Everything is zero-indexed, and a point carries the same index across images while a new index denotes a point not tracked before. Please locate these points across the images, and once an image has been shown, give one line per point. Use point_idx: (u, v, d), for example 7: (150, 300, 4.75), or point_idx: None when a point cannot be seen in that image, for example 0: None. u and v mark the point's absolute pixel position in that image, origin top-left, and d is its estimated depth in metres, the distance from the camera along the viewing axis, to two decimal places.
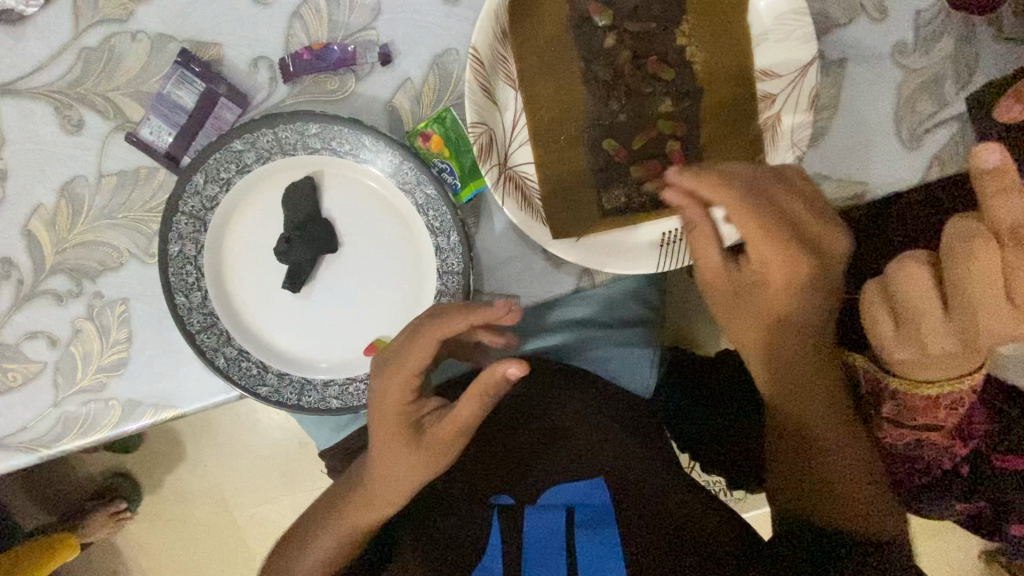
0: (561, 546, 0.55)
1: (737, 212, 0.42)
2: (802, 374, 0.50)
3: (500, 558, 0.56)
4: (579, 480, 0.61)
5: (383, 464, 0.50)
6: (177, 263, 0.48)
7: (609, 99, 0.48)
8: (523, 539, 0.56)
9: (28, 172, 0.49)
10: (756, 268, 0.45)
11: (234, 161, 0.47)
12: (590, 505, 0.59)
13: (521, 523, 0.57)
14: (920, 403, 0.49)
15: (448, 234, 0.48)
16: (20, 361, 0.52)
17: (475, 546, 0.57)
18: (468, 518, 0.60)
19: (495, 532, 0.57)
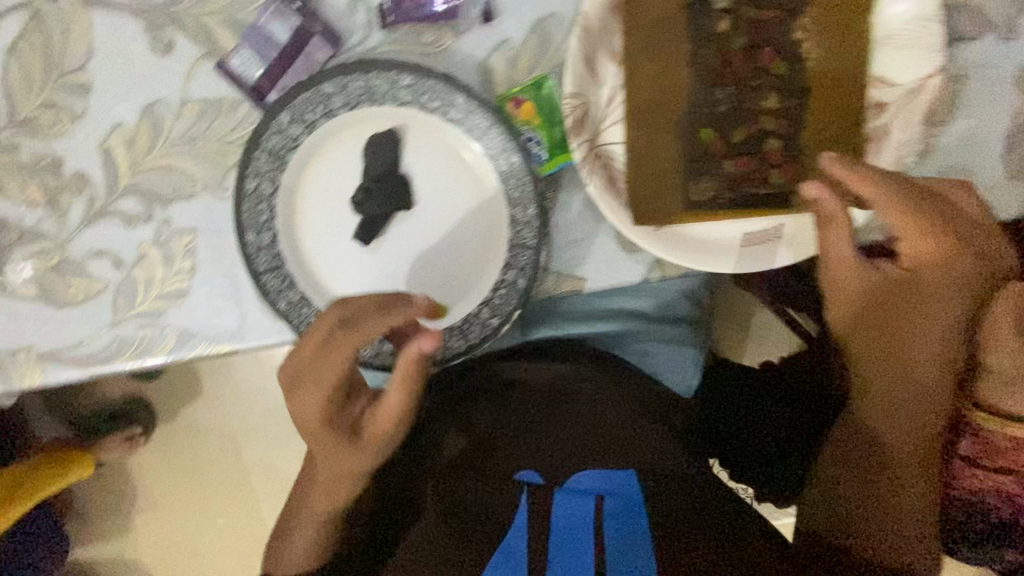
0: (589, 536, 0.54)
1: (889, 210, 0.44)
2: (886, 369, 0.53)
3: (525, 538, 0.54)
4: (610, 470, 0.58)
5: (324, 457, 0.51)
6: (251, 199, 0.47)
7: (714, 86, 0.46)
8: (551, 521, 0.55)
9: (112, 89, 0.48)
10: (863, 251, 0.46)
11: (321, 104, 0.46)
12: (621, 497, 0.56)
13: (549, 508, 0.55)
14: (1005, 445, 0.50)
15: (526, 206, 0.47)
16: (82, 277, 0.52)
17: (502, 521, 0.56)
18: (493, 491, 0.58)
19: (522, 510, 0.55)
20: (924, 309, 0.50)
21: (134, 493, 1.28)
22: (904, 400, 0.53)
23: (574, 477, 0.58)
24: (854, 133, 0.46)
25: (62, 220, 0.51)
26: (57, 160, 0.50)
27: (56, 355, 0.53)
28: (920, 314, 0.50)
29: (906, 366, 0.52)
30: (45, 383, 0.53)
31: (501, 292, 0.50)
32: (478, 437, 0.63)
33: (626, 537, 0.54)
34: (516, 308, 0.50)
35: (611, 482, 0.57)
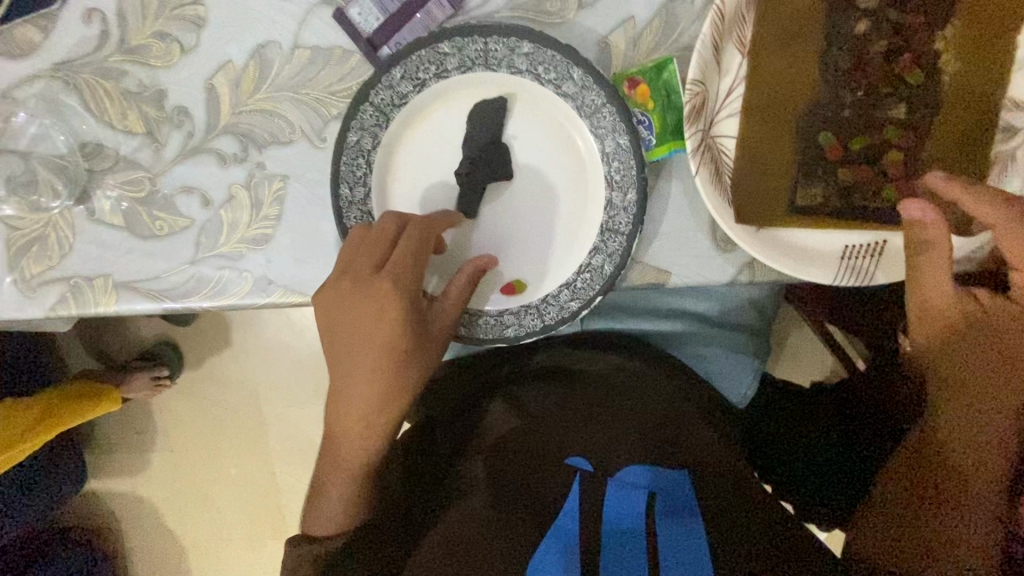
0: (641, 528, 0.52)
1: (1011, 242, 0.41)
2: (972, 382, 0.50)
3: (576, 522, 0.52)
4: (662, 467, 0.58)
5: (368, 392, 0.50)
6: (351, 152, 0.47)
7: (841, 89, 0.44)
8: (603, 513, 0.52)
9: (225, 26, 0.48)
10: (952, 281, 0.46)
11: (435, 63, 0.45)
12: (672, 494, 0.55)
13: (601, 492, 0.54)
14: None
15: (626, 191, 0.46)
16: (169, 211, 0.52)
17: (552, 504, 0.54)
18: (543, 470, 0.57)
19: (573, 493, 0.54)
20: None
21: (155, 433, 1.30)
22: (991, 439, 0.51)
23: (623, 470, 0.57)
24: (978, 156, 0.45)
25: (158, 152, 0.51)
26: (161, 91, 0.50)
27: (133, 285, 0.53)
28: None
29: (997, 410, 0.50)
30: (119, 312, 0.53)
31: (585, 276, 0.49)
32: (528, 416, 0.62)
33: (678, 527, 0.52)
34: (598, 294, 0.49)
35: (657, 476, 0.57)
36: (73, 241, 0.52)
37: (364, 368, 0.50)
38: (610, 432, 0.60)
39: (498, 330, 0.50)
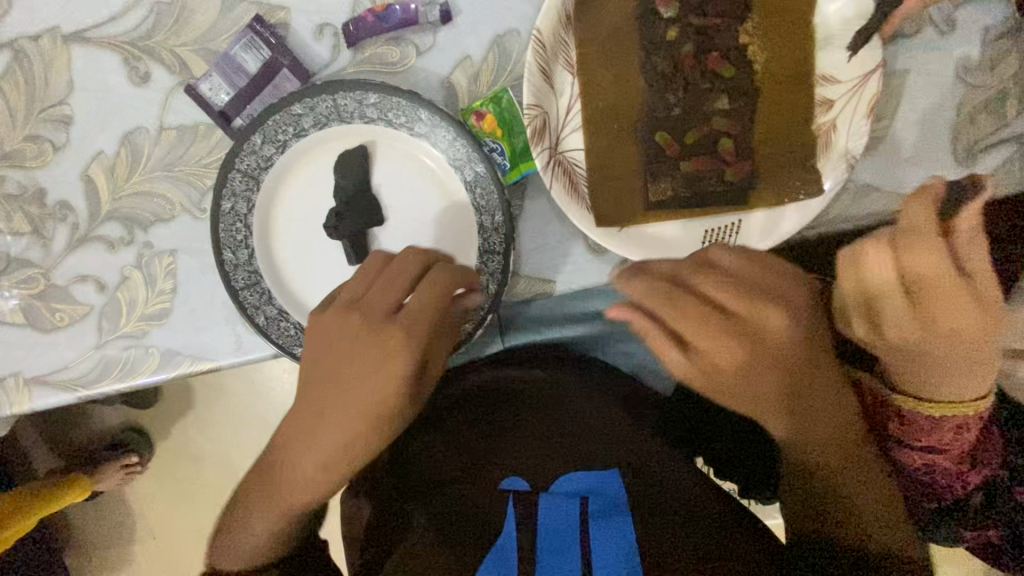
0: (575, 539, 0.54)
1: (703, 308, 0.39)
2: (808, 389, 0.42)
3: (513, 539, 0.55)
4: (594, 471, 0.60)
5: (283, 444, 0.43)
6: (228, 219, 0.49)
7: (666, 91, 0.48)
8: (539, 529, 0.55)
9: (91, 120, 0.50)
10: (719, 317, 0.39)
11: (291, 125, 0.48)
12: (605, 498, 0.58)
13: (535, 510, 0.56)
14: (920, 421, 0.47)
15: (493, 214, 0.49)
16: (67, 302, 0.54)
17: (494, 526, 0.56)
18: (482, 503, 0.58)
19: (511, 518, 0.56)
20: (814, 337, 0.41)
21: (131, 521, 1.28)
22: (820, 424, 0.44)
23: (561, 478, 0.60)
24: (802, 130, 0.49)
25: (47, 247, 0.53)
26: (42, 190, 0.51)
27: (44, 379, 0.54)
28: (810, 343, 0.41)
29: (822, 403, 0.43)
30: (34, 408, 0.54)
31: None
32: (458, 449, 0.63)
33: (613, 534, 0.54)
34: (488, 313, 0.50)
35: (597, 481, 0.59)
36: None
37: (317, 402, 0.43)
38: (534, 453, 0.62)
39: None
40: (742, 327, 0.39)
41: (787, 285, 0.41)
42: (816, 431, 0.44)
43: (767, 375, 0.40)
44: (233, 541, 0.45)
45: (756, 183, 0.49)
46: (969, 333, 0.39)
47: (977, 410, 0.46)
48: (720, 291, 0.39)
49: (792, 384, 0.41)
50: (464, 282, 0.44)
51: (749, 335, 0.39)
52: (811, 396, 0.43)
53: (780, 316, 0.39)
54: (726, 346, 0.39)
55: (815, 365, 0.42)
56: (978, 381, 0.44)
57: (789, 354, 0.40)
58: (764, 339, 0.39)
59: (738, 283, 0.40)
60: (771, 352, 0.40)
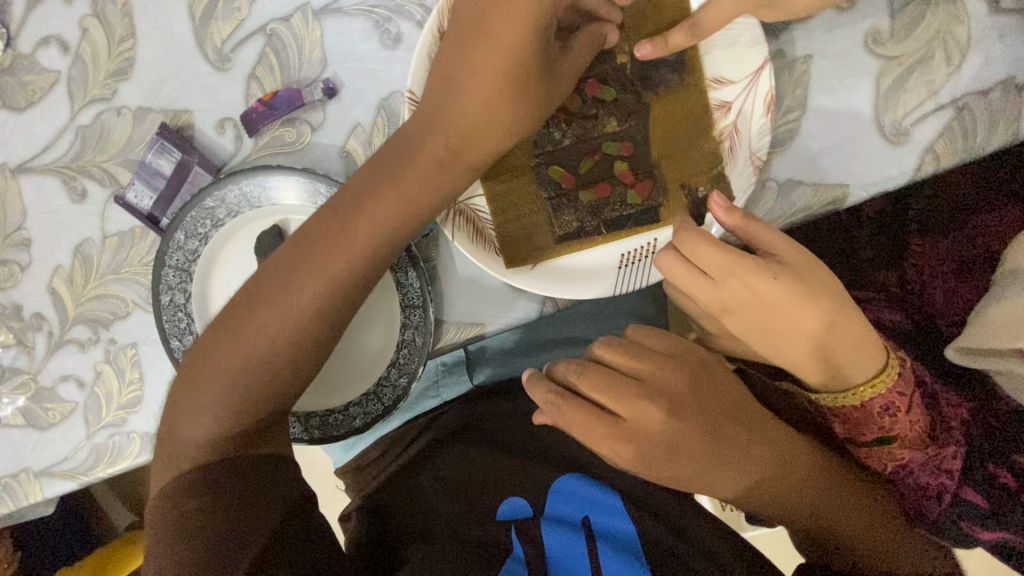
0: (583, 551, 0.55)
1: (604, 378, 0.50)
2: (734, 433, 0.50)
3: (526, 564, 0.53)
4: (584, 480, 0.60)
5: (325, 238, 0.42)
6: (169, 310, 0.52)
7: (551, 127, 0.48)
8: (550, 557, 0.54)
9: (46, 238, 0.55)
10: (624, 385, 0.50)
11: (208, 218, 0.51)
12: (604, 507, 0.59)
13: (539, 536, 0.55)
14: (850, 412, 0.49)
15: (406, 270, 0.51)
16: (57, 401, 0.59)
17: (500, 547, 0.54)
18: (484, 538, 0.55)
19: (517, 539, 0.55)
20: (718, 402, 0.51)
21: None
22: (759, 456, 0.51)
23: (559, 489, 0.60)
24: (703, 137, 0.47)
25: (32, 354, 0.58)
26: (18, 306, 0.57)
27: (50, 471, 0.59)
28: (719, 416, 0.51)
29: (762, 448, 0.51)
30: (46, 496, 0.60)
31: (405, 352, 0.53)
32: (436, 485, 0.60)
33: (625, 560, 0.55)
34: (421, 364, 0.53)
35: (589, 493, 0.59)
36: None
37: (410, 132, 0.44)
38: (512, 483, 0.60)
39: (348, 424, 0.54)
40: (619, 431, 0.49)
41: (661, 372, 0.51)
42: (782, 470, 0.51)
43: (679, 465, 0.49)
44: (215, 364, 0.43)
45: (661, 200, 0.48)
46: (811, 309, 0.46)
47: (892, 384, 0.47)
48: (597, 393, 0.49)
49: (724, 457, 0.50)
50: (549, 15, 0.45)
51: (636, 437, 0.49)
52: (747, 452, 0.50)
53: (658, 410, 0.49)
54: (616, 448, 0.49)
55: (740, 430, 0.51)
56: (865, 354, 0.47)
57: (714, 437, 0.50)
58: (643, 438, 0.49)
59: (624, 380, 0.50)
60: (674, 436, 0.49)
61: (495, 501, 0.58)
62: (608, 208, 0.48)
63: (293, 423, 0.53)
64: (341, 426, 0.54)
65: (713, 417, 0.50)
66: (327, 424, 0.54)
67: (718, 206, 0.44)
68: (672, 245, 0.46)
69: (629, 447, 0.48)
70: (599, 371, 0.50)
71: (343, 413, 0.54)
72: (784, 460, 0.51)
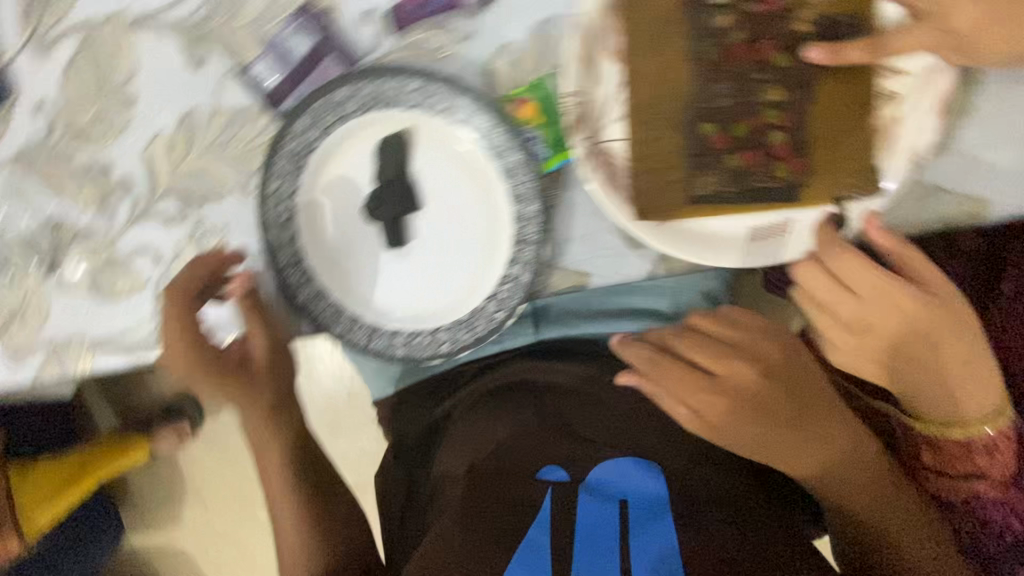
0: (613, 532, 0.55)
1: (697, 343, 0.52)
2: (812, 409, 0.52)
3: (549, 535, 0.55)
4: (630, 460, 0.60)
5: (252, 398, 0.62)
6: (273, 199, 0.51)
7: (715, 81, 0.46)
8: (577, 526, 0.56)
9: (152, 100, 0.53)
10: (717, 351, 0.51)
11: (335, 109, 0.49)
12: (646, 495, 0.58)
13: (574, 508, 0.57)
14: (954, 446, 0.51)
15: (529, 203, 0.49)
16: (129, 273, 0.57)
17: (530, 507, 0.57)
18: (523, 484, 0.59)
19: (546, 502, 0.57)
20: (806, 383, 0.52)
21: (180, 483, 1.41)
22: (830, 438, 0.52)
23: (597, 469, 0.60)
24: (865, 125, 0.46)
25: (110, 219, 0.56)
26: (106, 166, 0.55)
27: (107, 342, 0.58)
28: (804, 392, 0.51)
29: (836, 432, 0.52)
30: (95, 369, 0.58)
31: (507, 287, 0.52)
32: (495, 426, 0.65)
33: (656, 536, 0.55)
34: (522, 302, 0.52)
35: (637, 479, 0.59)
36: (48, 309, 0.57)
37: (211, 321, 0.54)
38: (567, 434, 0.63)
39: (434, 347, 0.54)
40: (717, 382, 0.51)
41: (758, 341, 0.52)
42: (850, 454, 0.52)
43: (762, 425, 0.50)
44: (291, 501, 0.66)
45: (806, 180, 0.47)
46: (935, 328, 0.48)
47: (1000, 426, 0.51)
48: (698, 352, 0.51)
49: (799, 428, 0.51)
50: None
51: (733, 392, 0.50)
52: (820, 428, 0.51)
53: (750, 370, 0.51)
54: (711, 400, 0.50)
55: (818, 406, 0.52)
56: (983, 379, 0.50)
57: (795, 407, 0.51)
58: (738, 392, 0.50)
59: (714, 342, 0.52)
60: (762, 399, 0.51)
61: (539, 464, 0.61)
62: (750, 177, 0.47)
63: (381, 338, 0.54)
64: (427, 348, 0.54)
65: (798, 390, 0.51)
66: (413, 342, 0.54)
67: (874, 224, 0.46)
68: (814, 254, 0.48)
69: (720, 399, 0.50)
70: (696, 334, 0.53)
71: (430, 336, 0.54)
72: (860, 453, 0.52)
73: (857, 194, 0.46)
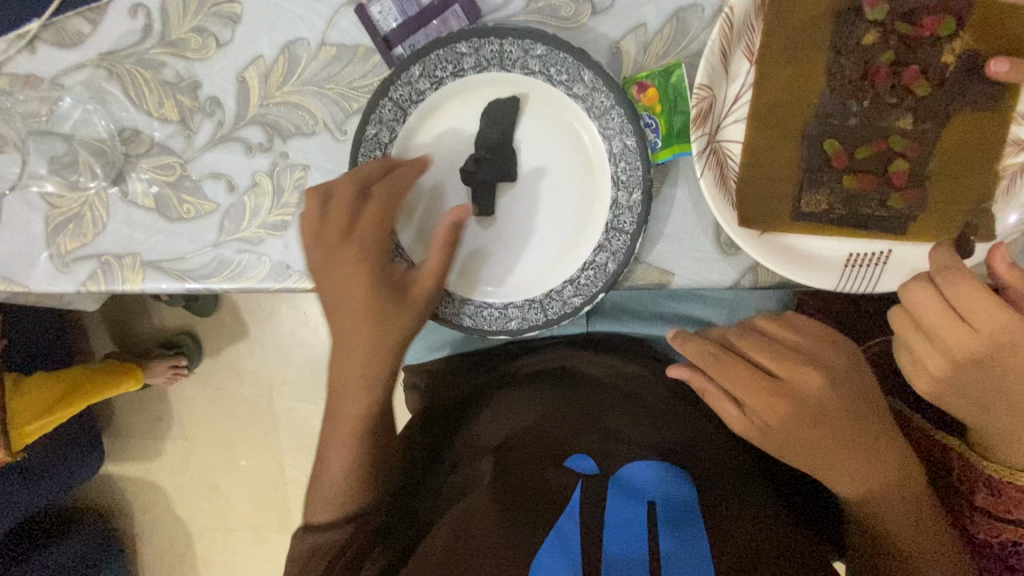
0: (642, 530, 0.53)
1: (760, 348, 0.51)
2: (870, 426, 0.50)
3: (578, 525, 0.53)
4: (661, 462, 0.57)
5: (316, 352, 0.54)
6: (369, 144, 0.49)
7: (849, 99, 0.45)
8: (605, 518, 0.54)
9: (259, 23, 0.51)
10: (779, 353, 0.50)
11: (451, 63, 0.47)
12: (675, 497, 0.55)
13: (604, 499, 0.55)
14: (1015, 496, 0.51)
15: (632, 191, 0.47)
16: (197, 197, 0.54)
17: (561, 491, 0.55)
18: (556, 466, 0.58)
19: (578, 493, 0.55)
20: (868, 400, 0.51)
21: (170, 421, 1.38)
22: (881, 456, 0.50)
23: (628, 466, 0.57)
24: (987, 164, 0.45)
25: (189, 138, 0.54)
26: (196, 83, 0.53)
27: (160, 265, 0.55)
28: (865, 408, 0.50)
29: (888, 454, 0.51)
30: (145, 290, 0.55)
31: (589, 273, 0.49)
32: (532, 399, 0.64)
33: (681, 540, 0.52)
34: (602, 291, 0.49)
35: (666, 480, 0.56)
36: (106, 219, 0.55)
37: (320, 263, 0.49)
38: (603, 419, 0.61)
39: (501, 323, 0.51)
40: (784, 387, 0.49)
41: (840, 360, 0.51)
42: (896, 478, 0.51)
43: (820, 432, 0.49)
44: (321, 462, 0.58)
45: (919, 214, 0.45)
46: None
47: None
48: (764, 356, 0.50)
49: (851, 441, 0.50)
50: (920, 4, 0.44)
51: (793, 396, 0.49)
52: (875, 447, 0.50)
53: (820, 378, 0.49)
54: (772, 400, 0.49)
55: (877, 425, 0.50)
56: None
57: (853, 422, 0.50)
58: (802, 397, 0.49)
59: (778, 346, 0.51)
60: (825, 407, 0.49)
61: (572, 447, 0.59)
62: (865, 202, 0.46)
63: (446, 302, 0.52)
64: (490, 321, 0.51)
65: (858, 406, 0.50)
66: (481, 316, 0.52)
67: (1001, 260, 0.42)
68: (926, 276, 0.44)
69: (780, 401, 0.49)
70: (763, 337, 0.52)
71: (496, 307, 0.51)
72: (904, 486, 0.51)
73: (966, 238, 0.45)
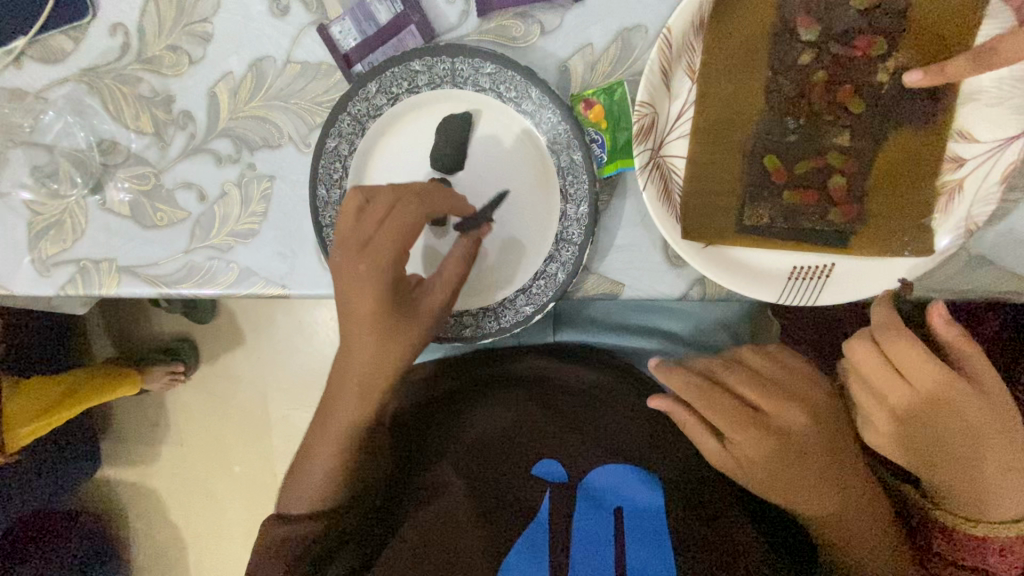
0: (608, 538, 0.56)
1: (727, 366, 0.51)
2: (836, 443, 0.49)
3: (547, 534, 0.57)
4: (630, 470, 0.60)
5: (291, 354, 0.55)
6: (329, 157, 0.51)
7: (786, 117, 0.47)
8: (574, 531, 0.57)
9: (229, 42, 0.54)
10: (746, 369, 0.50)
11: (406, 80, 0.49)
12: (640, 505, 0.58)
13: (571, 511, 0.58)
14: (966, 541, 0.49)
15: (579, 204, 0.48)
16: (170, 205, 0.57)
17: (528, 505, 0.58)
18: (523, 477, 0.60)
19: (546, 505, 0.58)
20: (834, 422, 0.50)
21: (165, 426, 1.40)
22: (844, 474, 0.49)
23: (594, 472, 0.60)
24: (923, 179, 0.46)
25: (163, 150, 0.56)
26: (170, 97, 0.56)
27: (135, 270, 0.57)
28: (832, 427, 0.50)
29: (854, 471, 0.50)
30: (120, 294, 0.57)
31: (540, 283, 0.50)
32: (500, 404, 0.64)
33: (652, 547, 0.55)
34: (552, 301, 0.50)
35: (633, 487, 0.59)
36: (84, 225, 0.57)
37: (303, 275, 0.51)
38: (573, 428, 0.62)
39: (456, 331, 0.53)
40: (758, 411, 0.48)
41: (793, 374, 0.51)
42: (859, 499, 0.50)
43: (783, 452, 0.48)
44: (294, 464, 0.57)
45: (860, 228, 0.46)
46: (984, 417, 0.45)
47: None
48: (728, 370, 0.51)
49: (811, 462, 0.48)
50: (851, 26, 0.45)
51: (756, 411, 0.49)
52: (840, 465, 0.49)
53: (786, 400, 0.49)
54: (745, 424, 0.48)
55: (842, 443, 0.50)
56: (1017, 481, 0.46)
57: (821, 442, 0.49)
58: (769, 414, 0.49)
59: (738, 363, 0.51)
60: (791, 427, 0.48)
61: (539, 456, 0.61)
62: (806, 215, 0.47)
63: None
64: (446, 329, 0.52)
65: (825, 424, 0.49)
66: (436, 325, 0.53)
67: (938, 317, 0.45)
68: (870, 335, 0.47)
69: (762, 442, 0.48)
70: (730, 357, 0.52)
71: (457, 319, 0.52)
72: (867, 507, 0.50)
73: (906, 252, 0.45)
